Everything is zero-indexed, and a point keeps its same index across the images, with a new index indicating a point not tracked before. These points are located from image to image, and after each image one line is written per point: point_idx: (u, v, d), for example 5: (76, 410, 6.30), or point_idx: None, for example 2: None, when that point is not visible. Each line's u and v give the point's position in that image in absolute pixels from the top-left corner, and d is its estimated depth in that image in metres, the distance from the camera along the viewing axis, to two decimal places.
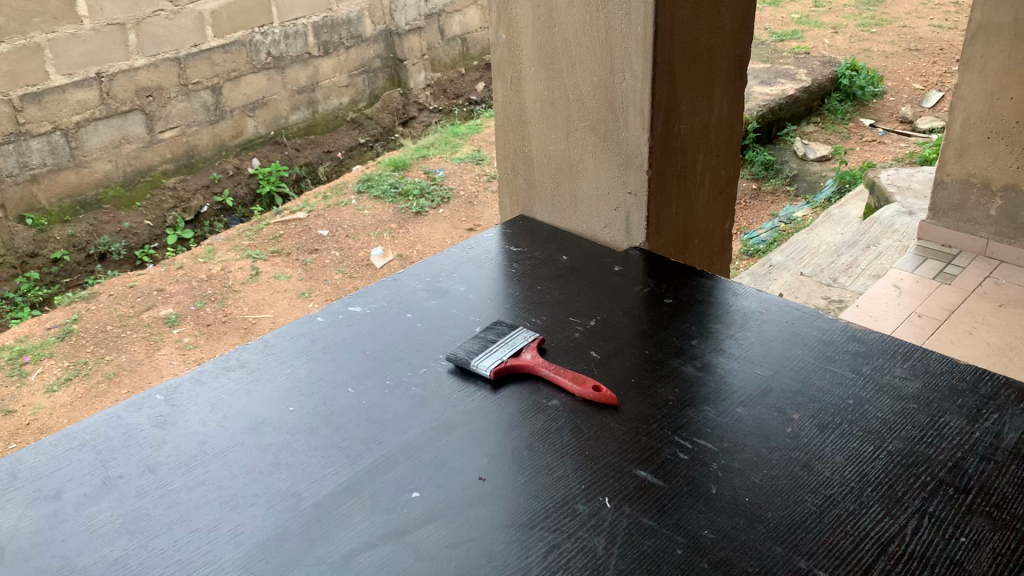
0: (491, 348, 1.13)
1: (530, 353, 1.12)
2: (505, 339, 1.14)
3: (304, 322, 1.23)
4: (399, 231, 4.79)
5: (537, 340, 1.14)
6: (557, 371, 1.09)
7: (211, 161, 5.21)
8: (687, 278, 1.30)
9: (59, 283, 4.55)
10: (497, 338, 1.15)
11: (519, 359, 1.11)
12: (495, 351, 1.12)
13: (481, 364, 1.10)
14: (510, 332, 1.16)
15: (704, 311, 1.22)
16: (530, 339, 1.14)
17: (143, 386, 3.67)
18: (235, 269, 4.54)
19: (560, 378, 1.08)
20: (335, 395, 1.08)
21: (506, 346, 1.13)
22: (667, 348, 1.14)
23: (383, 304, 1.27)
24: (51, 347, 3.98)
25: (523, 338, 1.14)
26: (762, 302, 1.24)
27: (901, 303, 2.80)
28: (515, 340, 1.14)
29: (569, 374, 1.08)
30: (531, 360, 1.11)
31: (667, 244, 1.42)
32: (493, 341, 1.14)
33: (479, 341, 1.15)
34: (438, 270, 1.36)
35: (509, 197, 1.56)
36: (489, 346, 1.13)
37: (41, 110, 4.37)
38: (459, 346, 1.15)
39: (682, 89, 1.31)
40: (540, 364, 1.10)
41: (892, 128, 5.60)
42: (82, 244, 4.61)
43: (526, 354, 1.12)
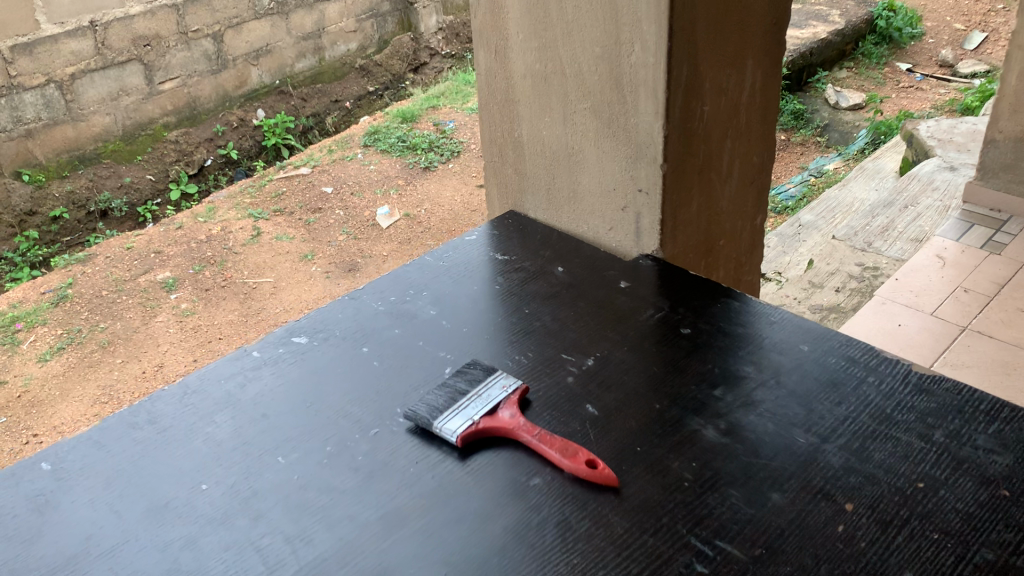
0: (460, 403, 0.89)
1: (508, 411, 0.88)
2: (478, 389, 0.91)
3: (236, 358, 1.01)
4: (406, 188, 4.51)
5: (519, 391, 0.91)
6: (543, 436, 0.85)
7: (211, 113, 4.95)
8: (709, 300, 1.05)
9: (61, 242, 4.34)
10: (469, 388, 0.91)
11: (495, 421, 0.88)
12: (465, 410, 0.88)
13: (446, 428, 0.87)
14: (486, 379, 0.92)
15: (729, 348, 0.98)
16: (509, 390, 0.91)
17: (137, 356, 3.47)
18: (236, 229, 4.28)
19: (546, 449, 0.84)
20: (261, 469, 0.86)
21: (480, 402, 0.89)
22: (683, 401, 0.91)
23: (336, 331, 1.04)
24: (47, 313, 3.76)
25: (501, 391, 0.91)
26: (801, 333, 1.00)
27: (946, 276, 2.52)
28: (491, 394, 0.90)
29: (558, 442, 0.85)
30: (508, 422, 0.87)
31: (687, 251, 1.18)
32: (464, 393, 0.90)
33: (449, 388, 0.92)
34: (407, 286, 1.12)
35: (496, 189, 1.32)
36: (457, 399, 0.90)
37: (36, 63, 4.13)
38: (421, 398, 0.92)
39: (706, 63, 1.05)
40: (521, 429, 0.86)
41: (931, 72, 5.22)
42: (83, 201, 4.38)
43: (504, 412, 0.88)
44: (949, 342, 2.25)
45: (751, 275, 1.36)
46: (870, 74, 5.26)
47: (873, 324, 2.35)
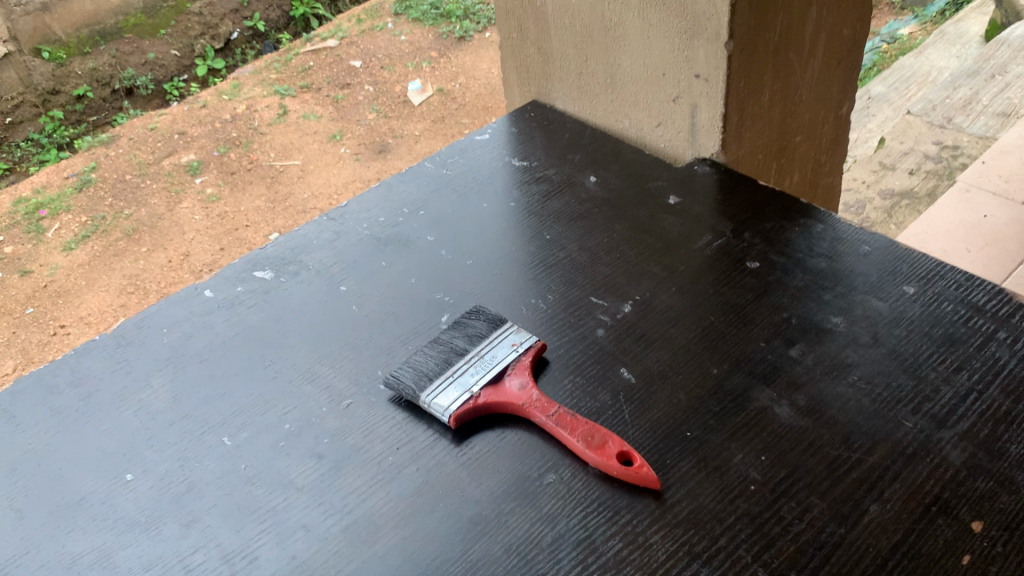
0: (456, 367, 0.69)
1: (518, 380, 0.68)
2: (480, 348, 0.70)
3: (184, 299, 0.82)
4: (440, 60, 4.15)
5: (535, 351, 0.70)
6: (563, 415, 0.65)
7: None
8: (782, 222, 0.82)
9: (88, 121, 4.08)
10: (468, 347, 0.71)
11: (499, 394, 0.67)
12: (460, 379, 0.68)
13: (434, 404, 0.66)
14: (490, 333, 0.72)
15: (809, 289, 0.75)
16: (521, 351, 0.70)
17: (165, 245, 3.17)
18: (262, 107, 3.91)
19: (565, 434, 0.64)
20: (200, 454, 0.67)
21: (482, 367, 0.69)
22: (748, 366, 0.69)
23: (308, 263, 0.84)
24: (71, 202, 3.43)
25: (511, 353, 0.70)
26: (904, 269, 0.76)
27: None
28: (494, 355, 0.70)
29: (582, 424, 0.64)
30: (516, 395, 0.67)
31: (754, 153, 0.93)
32: (460, 355, 0.70)
33: (442, 348, 0.71)
34: (402, 203, 0.90)
35: (516, 72, 1.07)
36: (450, 362, 0.70)
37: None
38: (408, 358, 0.71)
39: None
40: (532, 405, 0.66)
41: None
42: (106, 78, 4.09)
43: (513, 383, 0.68)
44: None
45: (832, 177, 1.10)
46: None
47: (955, 215, 2.03)
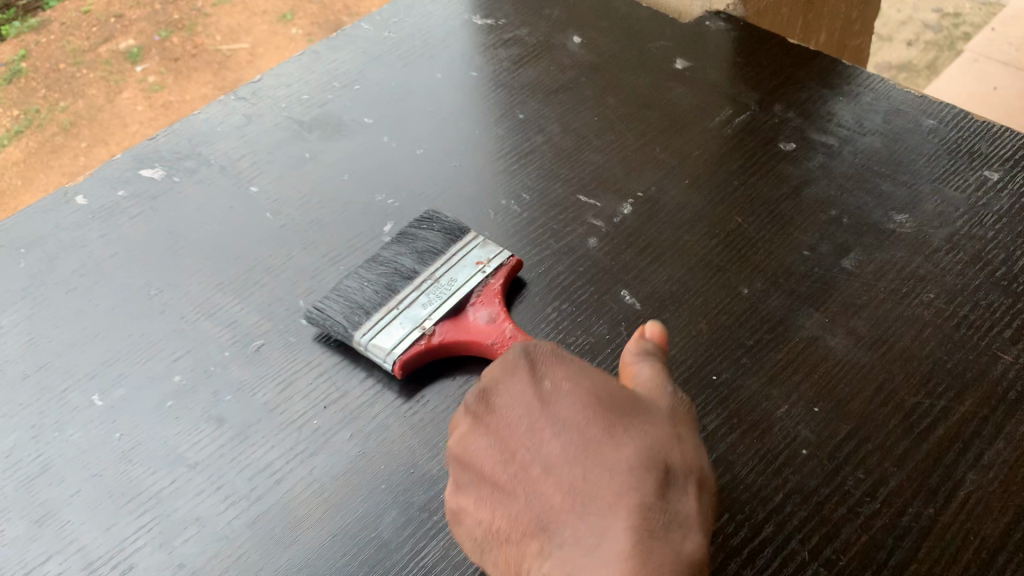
0: (405, 296, 0.51)
1: (485, 312, 0.50)
2: (436, 268, 0.52)
3: (50, 210, 0.62)
4: None
5: (508, 270, 0.53)
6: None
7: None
8: (821, 91, 0.64)
9: (17, 5, 1.82)
10: (423, 271, 0.52)
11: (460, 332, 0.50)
12: (408, 313, 0.50)
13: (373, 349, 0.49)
14: (451, 249, 0.53)
15: (862, 177, 0.58)
16: (489, 272, 0.52)
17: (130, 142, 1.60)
18: None
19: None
20: (59, 418, 0.50)
21: (439, 295, 0.51)
22: (791, 284, 0.52)
23: (210, 157, 0.64)
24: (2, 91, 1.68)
25: (477, 275, 0.52)
26: (982, 149, 0.59)
27: None
28: (455, 277, 0.52)
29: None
30: (481, 332, 0.50)
31: (778, 4, 0.74)
32: (411, 282, 0.52)
33: (388, 269, 0.53)
34: (333, 76, 0.70)
35: None
36: (396, 288, 0.52)
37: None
38: (341, 284, 0.53)
39: None
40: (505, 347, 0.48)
41: None
42: None
43: (480, 316, 0.50)
44: None
45: (860, 38, 0.91)
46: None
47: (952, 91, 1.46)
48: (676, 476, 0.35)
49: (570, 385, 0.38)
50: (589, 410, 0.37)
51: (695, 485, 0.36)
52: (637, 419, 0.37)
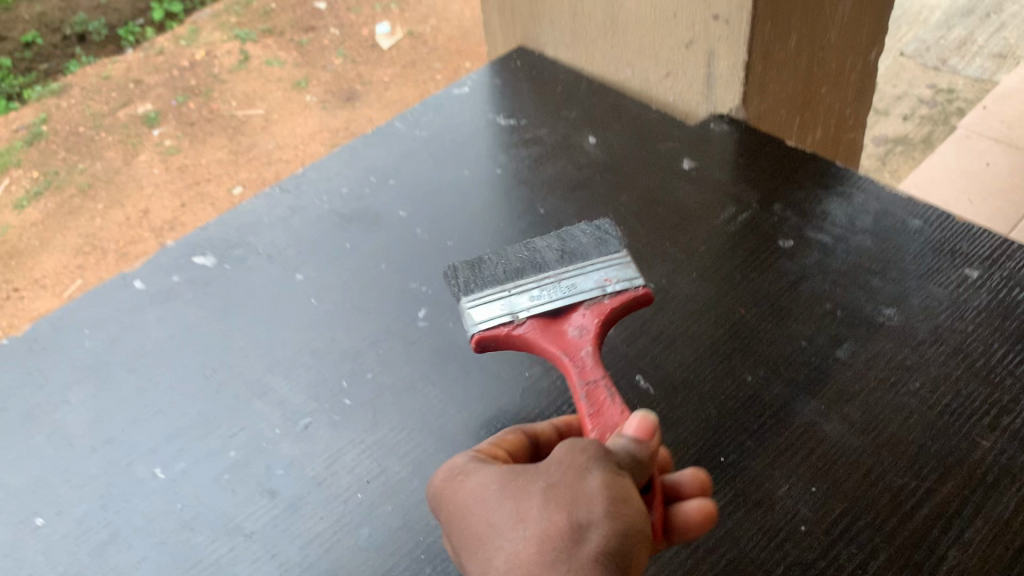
0: (526, 281, 0.55)
1: (582, 327, 0.52)
2: (566, 271, 0.55)
3: (109, 293, 0.68)
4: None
5: (629, 299, 0.54)
6: (596, 392, 0.47)
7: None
8: (817, 191, 0.70)
9: (38, 70, 2.16)
10: (556, 270, 0.56)
11: (550, 333, 0.53)
12: (514, 297, 0.54)
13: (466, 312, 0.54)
14: (593, 262, 0.56)
15: (855, 274, 0.63)
16: (608, 292, 0.54)
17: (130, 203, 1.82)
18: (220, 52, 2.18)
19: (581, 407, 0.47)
20: (124, 488, 0.55)
21: (551, 294, 0.54)
22: (789, 371, 0.57)
23: (258, 246, 0.71)
24: (22, 152, 1.93)
25: (594, 291, 0.54)
26: (964, 248, 0.64)
27: None
28: (580, 286, 0.54)
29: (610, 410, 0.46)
30: (564, 344, 0.52)
31: (776, 107, 0.81)
32: (542, 274, 0.56)
33: (528, 255, 0.57)
34: (368, 170, 0.77)
35: (496, 13, 0.94)
36: (523, 275, 0.56)
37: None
38: (490, 260, 0.58)
39: None
40: (576, 365, 0.50)
41: None
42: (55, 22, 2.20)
43: (572, 330, 0.53)
44: None
45: (854, 132, 0.98)
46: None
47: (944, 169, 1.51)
48: (519, 559, 0.37)
49: (452, 496, 0.42)
50: (466, 514, 0.40)
51: (551, 552, 0.36)
52: (499, 508, 0.39)
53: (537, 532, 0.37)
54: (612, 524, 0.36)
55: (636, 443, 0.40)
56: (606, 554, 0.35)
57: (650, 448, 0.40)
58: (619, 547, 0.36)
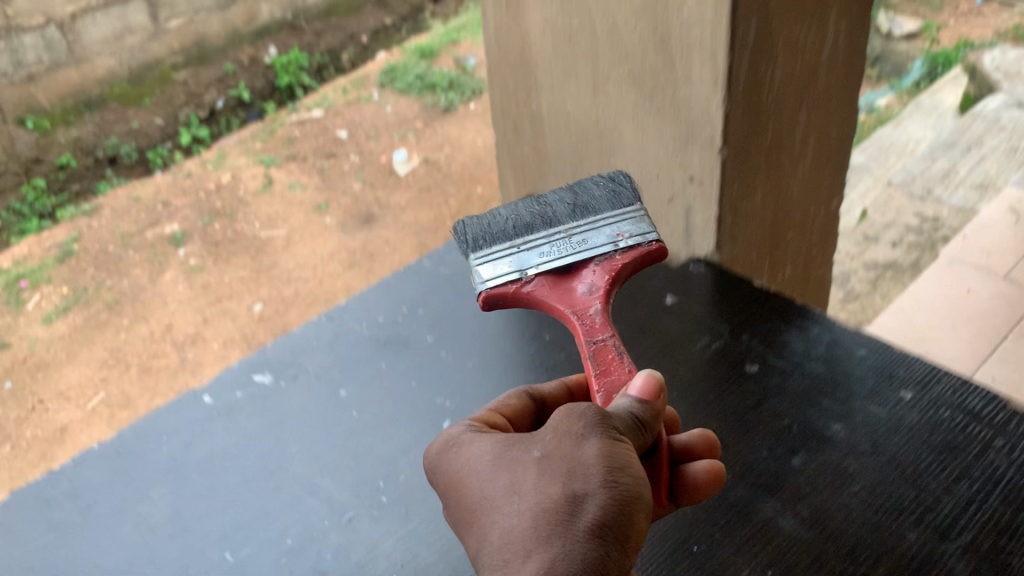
0: (536, 237, 0.73)
1: (591, 288, 0.69)
2: (575, 228, 0.73)
3: (184, 405, 0.81)
4: (428, 130, 2.93)
5: (635, 255, 0.71)
6: (604, 350, 0.64)
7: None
8: (780, 323, 0.83)
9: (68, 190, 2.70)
10: (568, 227, 0.73)
11: (559, 287, 0.70)
12: (526, 251, 0.72)
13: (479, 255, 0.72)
14: (598, 221, 0.73)
15: (809, 394, 0.76)
16: (619, 251, 0.71)
17: (153, 320, 2.22)
18: (245, 177, 2.75)
19: (590, 366, 0.63)
20: (199, 567, 0.66)
21: (560, 250, 0.71)
22: (752, 475, 0.69)
23: (308, 367, 0.84)
24: (53, 269, 2.38)
25: (606, 248, 0.71)
26: (901, 373, 0.77)
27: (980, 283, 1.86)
28: (591, 246, 0.71)
29: (614, 367, 0.62)
30: (575, 304, 0.69)
31: (748, 251, 0.95)
32: (557, 235, 0.72)
33: (542, 210, 0.75)
34: (400, 301, 0.91)
35: (511, 168, 1.11)
36: (534, 230, 0.73)
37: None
38: (508, 217, 0.74)
39: (780, 18, 0.79)
40: (586, 328, 0.66)
41: None
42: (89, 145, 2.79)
43: (582, 286, 0.70)
44: (986, 355, 1.69)
45: (823, 268, 1.13)
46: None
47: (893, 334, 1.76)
48: (523, 525, 0.47)
49: (464, 460, 0.53)
50: (475, 485, 0.51)
51: (556, 513, 0.46)
52: (505, 477, 0.50)
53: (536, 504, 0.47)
54: (606, 492, 0.46)
55: (640, 405, 0.52)
56: (598, 516, 0.45)
57: (654, 408, 0.52)
58: (611, 510, 0.45)
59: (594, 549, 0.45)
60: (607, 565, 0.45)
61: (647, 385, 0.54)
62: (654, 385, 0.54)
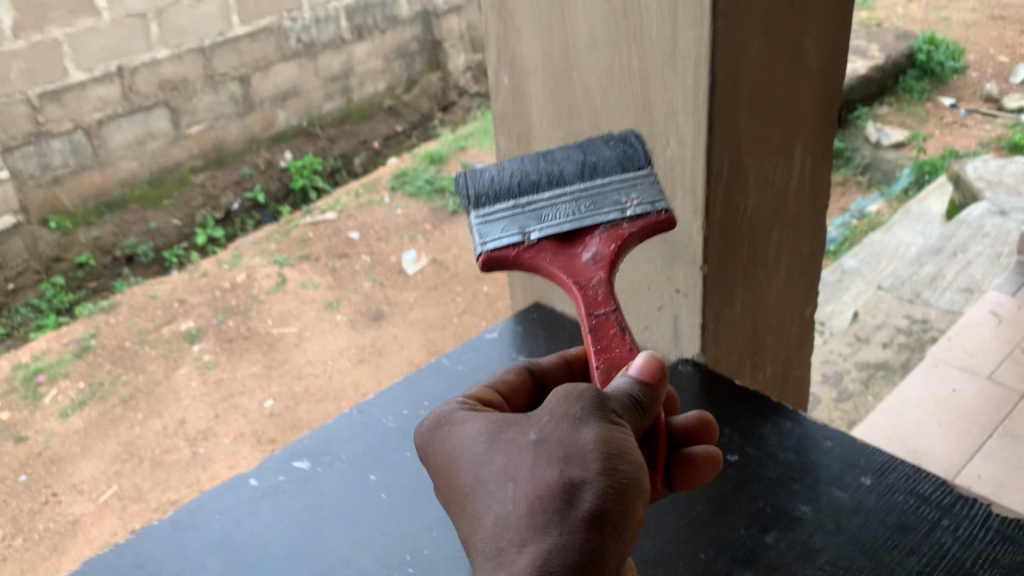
0: (543, 202, 0.87)
1: (595, 259, 0.83)
2: (580, 194, 0.87)
3: (232, 488, 0.92)
4: (436, 231, 3.22)
5: (638, 227, 0.83)
6: (606, 323, 0.78)
7: (224, 79, 3.65)
8: (757, 418, 0.95)
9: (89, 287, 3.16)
10: (574, 194, 0.87)
11: (563, 253, 0.84)
12: (530, 216, 0.86)
13: (487, 213, 0.86)
14: (601, 192, 0.86)
15: (781, 481, 0.87)
16: (624, 222, 0.84)
17: (166, 414, 2.41)
18: (262, 276, 3.07)
19: (593, 341, 0.77)
20: None
21: (565, 220, 0.85)
22: (730, 551, 0.80)
23: (341, 455, 0.95)
24: (62, 363, 2.57)
25: (613, 215, 0.84)
26: (862, 462, 0.88)
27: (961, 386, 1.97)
28: (594, 217, 0.84)
29: (616, 345, 0.76)
30: (580, 273, 0.82)
31: (730, 353, 1.08)
32: (564, 203, 0.86)
33: (554, 174, 0.88)
34: (420, 396, 1.03)
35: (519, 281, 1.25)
36: (541, 195, 0.87)
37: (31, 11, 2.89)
38: (519, 180, 0.88)
39: (750, 156, 0.94)
40: (591, 299, 0.80)
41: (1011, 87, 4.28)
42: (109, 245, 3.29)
43: (587, 252, 0.83)
44: (972, 451, 1.79)
45: (800, 370, 1.25)
46: (920, 93, 4.38)
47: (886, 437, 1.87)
48: (523, 510, 0.57)
49: (468, 451, 0.65)
50: (480, 469, 0.62)
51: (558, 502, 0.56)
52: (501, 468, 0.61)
53: (537, 489, 0.57)
54: (601, 481, 0.56)
55: (639, 387, 0.63)
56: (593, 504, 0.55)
57: (653, 389, 0.64)
58: (606, 496, 0.55)
59: (589, 533, 0.54)
60: (599, 544, 0.54)
61: (647, 367, 0.65)
62: (656, 369, 0.65)
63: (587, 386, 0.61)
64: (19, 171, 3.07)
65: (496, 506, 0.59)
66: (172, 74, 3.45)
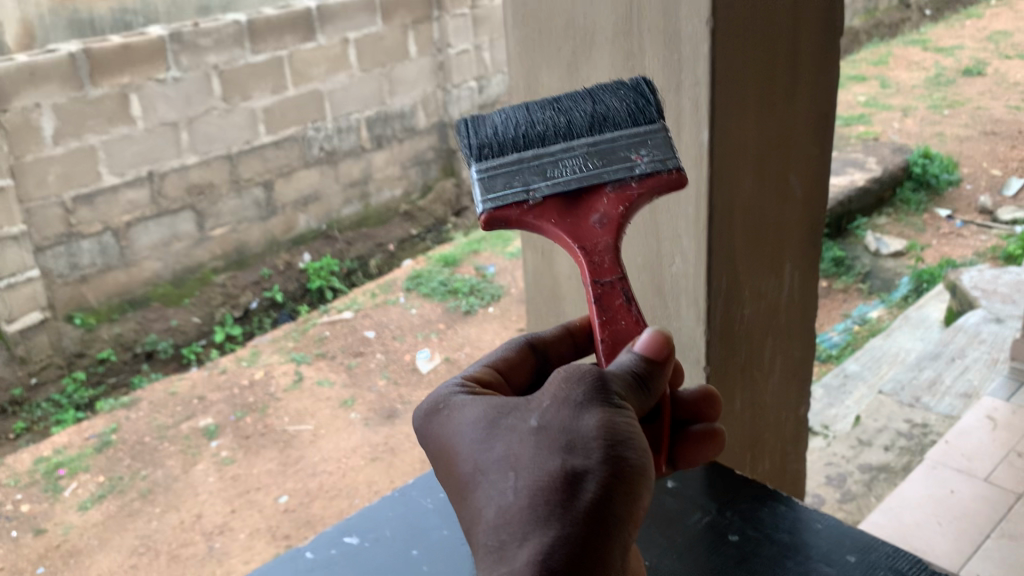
0: (553, 147, 0.91)
1: (602, 223, 0.88)
2: (590, 144, 0.90)
3: (288, 560, 1.04)
4: (449, 331, 3.37)
5: (645, 186, 0.88)
6: (610, 291, 0.85)
7: (248, 184, 3.83)
8: (756, 503, 1.07)
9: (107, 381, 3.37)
10: (583, 141, 0.91)
11: (571, 216, 0.89)
12: (536, 170, 0.90)
13: (493, 165, 0.90)
14: (612, 139, 0.90)
15: (776, 557, 0.98)
16: (634, 181, 0.88)
17: (184, 509, 2.50)
18: (278, 373, 3.21)
19: (600, 310, 0.85)
20: None
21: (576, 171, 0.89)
22: None
23: (384, 532, 1.07)
24: (88, 458, 2.74)
25: (622, 175, 0.88)
26: (849, 542, 0.99)
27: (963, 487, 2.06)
28: (604, 171, 0.89)
29: (621, 316, 0.85)
30: (588, 237, 0.88)
31: (731, 446, 1.21)
32: (574, 148, 0.90)
33: (564, 125, 0.92)
34: None
35: None
36: (553, 147, 0.91)
37: (72, 119, 3.17)
38: (530, 129, 0.92)
39: (745, 274, 1.09)
40: (595, 269, 0.86)
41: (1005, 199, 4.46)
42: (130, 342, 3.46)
43: (597, 214, 0.88)
44: (970, 548, 1.86)
45: (797, 463, 1.38)
46: (917, 204, 4.58)
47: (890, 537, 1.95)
48: (526, 498, 0.69)
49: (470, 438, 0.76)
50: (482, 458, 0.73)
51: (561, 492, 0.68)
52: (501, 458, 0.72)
53: (539, 479, 0.69)
54: (600, 471, 0.68)
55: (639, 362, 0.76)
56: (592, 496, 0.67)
57: (651, 360, 0.76)
58: (603, 485, 0.67)
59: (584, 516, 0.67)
60: (591, 528, 0.67)
61: (652, 342, 0.77)
62: (657, 347, 0.77)
63: (585, 372, 0.73)
64: (49, 269, 3.24)
65: (500, 494, 0.70)
66: (199, 179, 3.63)
